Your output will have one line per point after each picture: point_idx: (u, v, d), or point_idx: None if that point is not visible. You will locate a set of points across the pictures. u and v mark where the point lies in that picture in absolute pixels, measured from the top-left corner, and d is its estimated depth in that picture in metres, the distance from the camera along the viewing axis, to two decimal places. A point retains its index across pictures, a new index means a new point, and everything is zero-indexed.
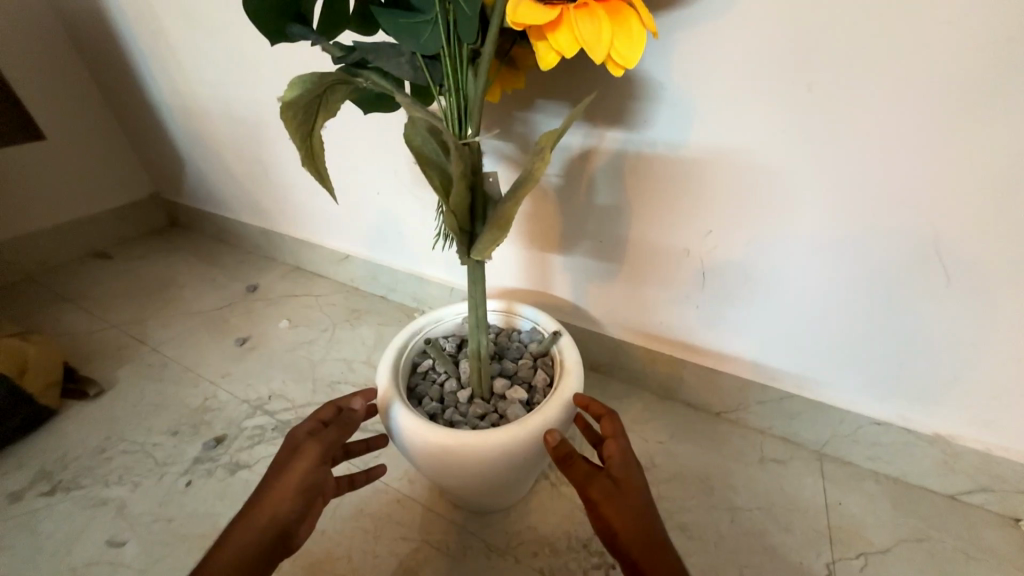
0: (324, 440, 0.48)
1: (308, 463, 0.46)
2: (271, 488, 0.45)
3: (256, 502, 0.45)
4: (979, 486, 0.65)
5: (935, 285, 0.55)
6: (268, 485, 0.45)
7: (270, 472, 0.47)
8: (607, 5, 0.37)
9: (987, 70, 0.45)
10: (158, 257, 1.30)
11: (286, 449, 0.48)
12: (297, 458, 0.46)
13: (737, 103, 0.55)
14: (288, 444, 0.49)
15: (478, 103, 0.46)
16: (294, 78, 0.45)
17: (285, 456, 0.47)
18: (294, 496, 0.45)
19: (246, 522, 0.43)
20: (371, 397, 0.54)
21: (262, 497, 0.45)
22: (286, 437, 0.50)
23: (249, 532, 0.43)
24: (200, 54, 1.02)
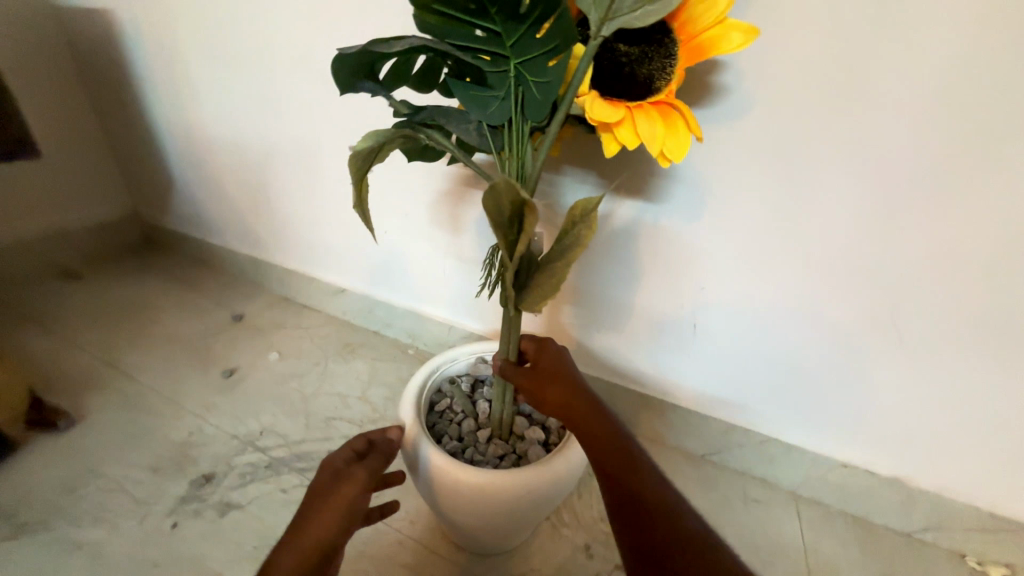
0: (368, 467, 0.51)
1: (357, 486, 0.49)
2: (321, 511, 0.47)
3: (307, 524, 0.46)
4: (931, 525, 0.73)
5: (891, 345, 0.65)
6: (315, 507, 0.47)
7: (315, 496, 0.49)
8: (661, 109, 0.44)
9: (930, 178, 0.55)
10: (134, 279, 1.25)
11: (327, 473, 0.51)
12: (345, 483, 0.49)
13: (731, 181, 0.64)
14: (327, 469, 0.51)
15: (534, 177, 0.50)
16: (368, 130, 0.48)
17: (330, 481, 0.50)
18: (343, 518, 0.47)
19: (298, 544, 0.45)
20: (403, 429, 0.56)
21: (312, 520, 0.46)
22: (323, 464, 0.52)
23: (301, 551, 0.45)
24: (214, 86, 1.04)
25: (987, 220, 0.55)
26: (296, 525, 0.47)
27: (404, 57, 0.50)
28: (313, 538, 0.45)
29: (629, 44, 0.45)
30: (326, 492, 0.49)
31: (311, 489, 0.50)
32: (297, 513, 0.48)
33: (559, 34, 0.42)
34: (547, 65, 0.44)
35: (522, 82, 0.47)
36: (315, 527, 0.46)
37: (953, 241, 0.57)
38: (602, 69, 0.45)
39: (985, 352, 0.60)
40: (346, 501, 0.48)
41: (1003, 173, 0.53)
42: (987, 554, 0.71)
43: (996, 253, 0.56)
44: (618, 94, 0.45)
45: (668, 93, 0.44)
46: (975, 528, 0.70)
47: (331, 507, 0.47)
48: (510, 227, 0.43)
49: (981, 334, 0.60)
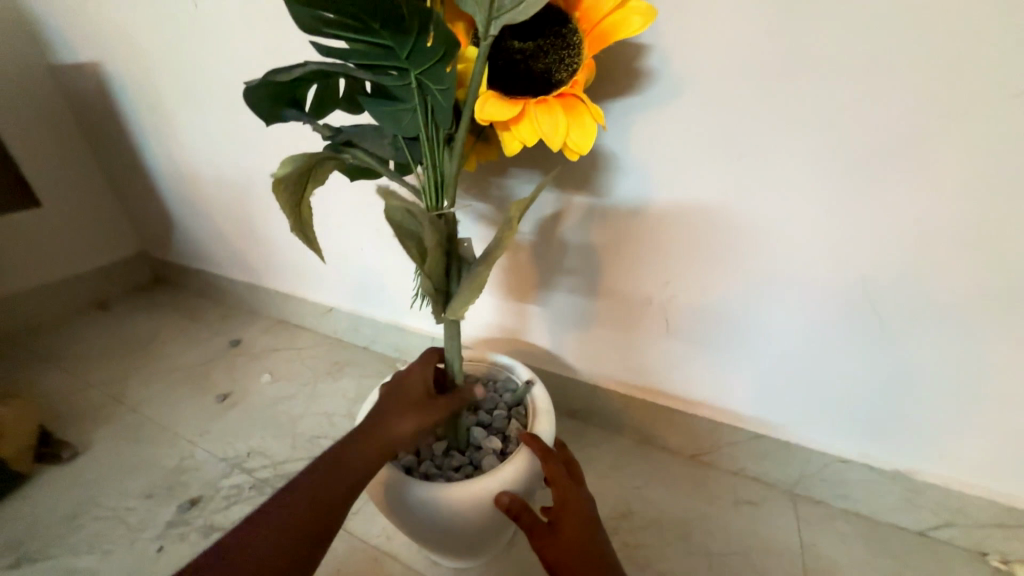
0: (440, 409, 0.55)
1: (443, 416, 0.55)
2: (414, 417, 0.53)
3: (397, 425, 0.52)
4: (944, 521, 0.66)
5: (870, 327, 0.61)
6: (408, 413, 0.53)
7: (408, 402, 0.54)
8: (563, 101, 0.44)
9: (883, 148, 0.52)
10: (142, 313, 1.32)
11: (420, 386, 0.56)
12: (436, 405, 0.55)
13: (681, 168, 0.62)
14: (420, 380, 0.57)
15: (452, 181, 0.51)
16: (286, 156, 0.49)
17: (424, 397, 0.55)
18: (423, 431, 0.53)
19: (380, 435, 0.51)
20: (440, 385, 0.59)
21: (401, 424, 0.52)
22: (416, 374, 0.57)
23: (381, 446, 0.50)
24: (195, 124, 1.09)
25: (950, 185, 0.51)
26: (383, 420, 0.52)
27: (322, 83, 0.52)
28: (397, 438, 0.51)
29: (523, 39, 0.44)
30: (418, 402, 0.54)
31: (403, 390, 0.55)
32: (386, 406, 0.53)
33: (444, 39, 0.41)
34: (444, 72, 0.44)
35: (426, 92, 0.47)
36: (406, 427, 0.52)
37: (918, 211, 0.53)
38: (499, 67, 0.45)
39: (969, 328, 0.56)
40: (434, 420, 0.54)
41: (960, 133, 0.49)
42: (1011, 550, 0.64)
43: (965, 219, 0.52)
44: (518, 91, 0.45)
45: (573, 84, 0.44)
46: (993, 521, 0.63)
47: (422, 418, 0.53)
48: (414, 238, 0.47)
49: (964, 308, 0.55)
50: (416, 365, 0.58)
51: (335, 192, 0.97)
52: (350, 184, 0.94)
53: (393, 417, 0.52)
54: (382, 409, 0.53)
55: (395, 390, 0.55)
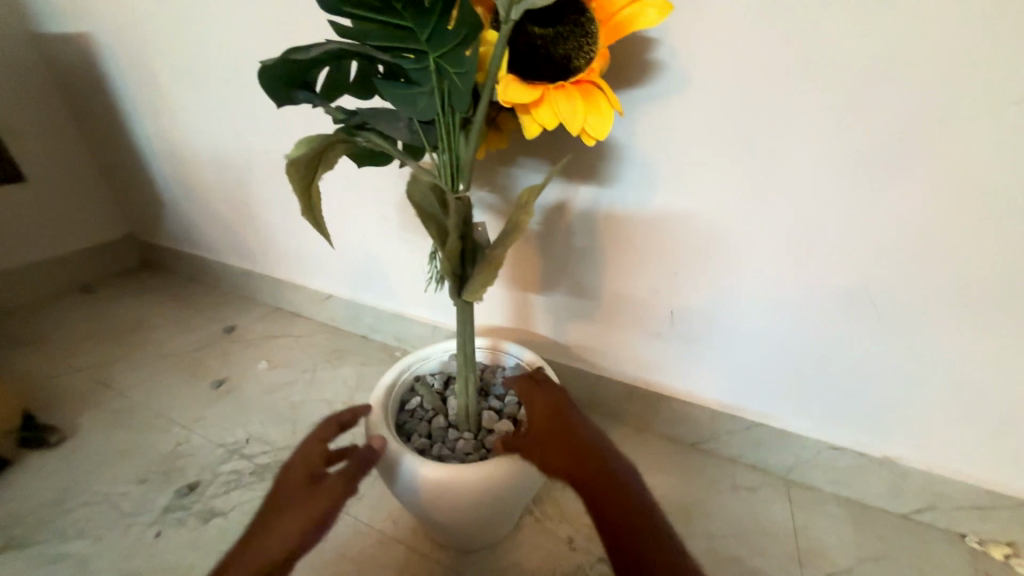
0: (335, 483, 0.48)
1: (331, 501, 0.47)
2: (293, 516, 0.46)
3: (278, 526, 0.46)
4: (927, 505, 0.70)
5: (865, 318, 0.63)
6: (288, 511, 0.46)
7: (291, 498, 0.47)
8: (581, 88, 0.45)
9: (887, 146, 0.55)
10: (129, 298, 1.28)
11: (302, 472, 0.49)
12: (318, 494, 0.47)
13: (689, 159, 0.64)
14: (302, 462, 0.50)
15: (469, 164, 0.52)
16: (301, 137, 0.49)
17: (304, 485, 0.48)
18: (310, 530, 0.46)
19: (263, 544, 0.45)
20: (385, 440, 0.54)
21: (280, 527, 0.46)
22: (300, 457, 0.51)
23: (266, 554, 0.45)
24: (191, 104, 1.06)
25: (951, 183, 0.54)
26: (266, 524, 0.46)
27: (335, 65, 0.51)
28: (273, 545, 0.45)
29: (543, 26, 0.45)
30: (299, 495, 0.48)
31: (286, 483, 0.49)
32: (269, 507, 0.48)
33: (467, 23, 0.43)
34: (464, 56, 0.45)
35: (445, 77, 0.47)
36: (289, 527, 0.46)
37: (919, 208, 0.56)
38: (519, 52, 0.45)
39: (960, 321, 0.59)
40: (319, 512, 0.47)
41: (965, 134, 0.51)
42: (987, 532, 0.68)
43: (961, 217, 0.54)
44: (538, 78, 0.45)
45: (590, 71, 0.45)
46: (974, 505, 0.67)
47: (304, 515, 0.46)
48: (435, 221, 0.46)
49: (956, 304, 0.58)
50: (304, 444, 0.52)
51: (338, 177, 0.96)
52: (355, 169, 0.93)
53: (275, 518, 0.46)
54: (265, 513, 0.48)
55: (280, 481, 0.50)
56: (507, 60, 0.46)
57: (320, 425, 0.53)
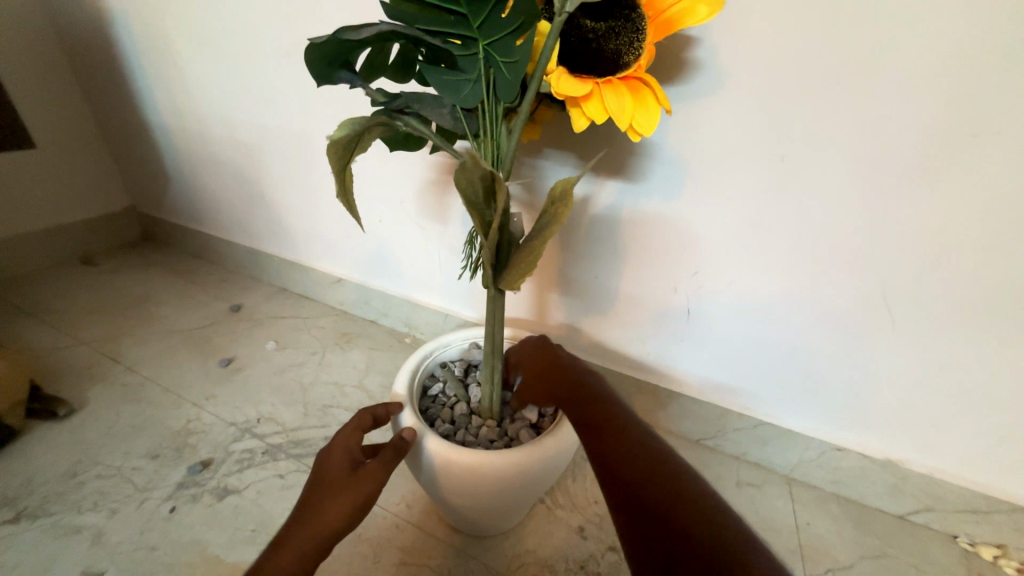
0: (381, 464, 0.48)
1: (373, 484, 0.47)
2: (339, 497, 0.45)
3: (322, 508, 0.45)
4: (924, 506, 0.73)
5: (882, 324, 0.65)
6: (332, 494, 0.46)
7: (333, 482, 0.47)
8: (629, 84, 0.45)
9: (921, 156, 0.55)
10: (133, 272, 1.26)
11: (342, 458, 0.49)
12: (360, 477, 0.47)
13: (720, 160, 0.64)
14: (341, 449, 0.50)
15: (510, 154, 0.51)
16: (344, 119, 0.49)
17: (347, 469, 0.48)
18: (354, 514, 0.45)
19: (306, 528, 0.44)
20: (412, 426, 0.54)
21: (325, 508, 0.44)
22: (338, 446, 0.50)
23: (309, 536, 0.43)
24: (206, 78, 1.04)
25: (981, 197, 0.54)
26: (308, 508, 0.45)
27: (377, 46, 0.50)
28: (316, 527, 0.43)
29: (595, 19, 0.44)
30: (340, 479, 0.47)
31: (326, 471, 0.48)
32: (309, 493, 0.46)
33: (522, 12, 0.42)
34: (514, 45, 0.45)
35: (492, 65, 0.47)
36: (334, 508, 0.45)
37: (944, 220, 0.57)
38: (570, 46, 0.45)
39: (973, 331, 0.60)
40: (363, 496, 0.46)
41: (1002, 149, 0.52)
42: (979, 534, 0.70)
43: (987, 231, 0.55)
44: (588, 72, 0.45)
45: (637, 68, 0.45)
46: (968, 508, 0.69)
47: (349, 496, 0.46)
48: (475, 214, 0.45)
49: (971, 315, 0.60)
50: (341, 434, 0.52)
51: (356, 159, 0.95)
52: (374, 152, 0.92)
53: (319, 501, 0.45)
54: (304, 500, 0.46)
55: (318, 470, 0.49)
56: (559, 52, 0.45)
57: (357, 416, 0.53)
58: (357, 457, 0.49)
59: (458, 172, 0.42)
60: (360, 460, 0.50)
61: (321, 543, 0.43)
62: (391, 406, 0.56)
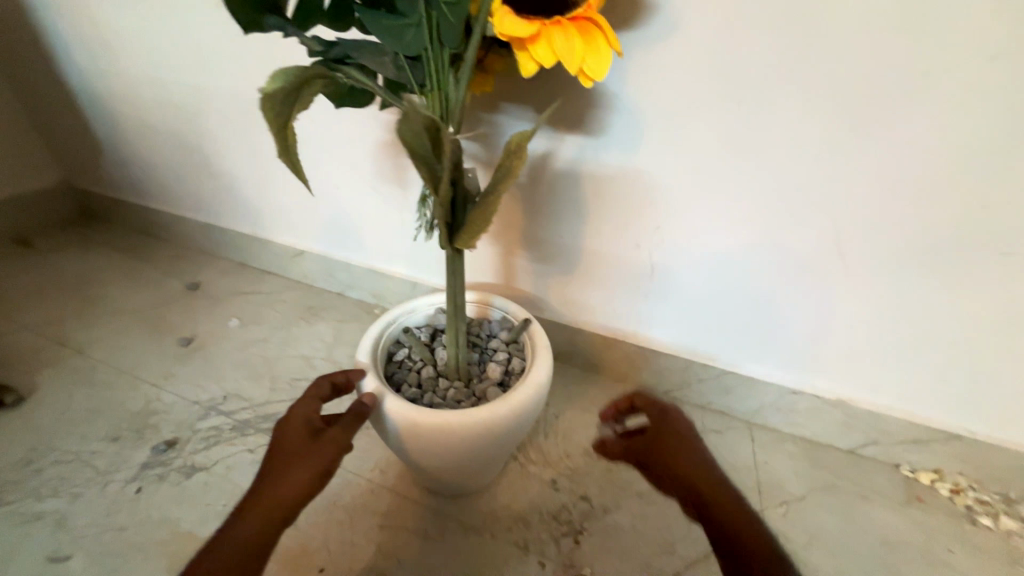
0: (341, 433, 0.49)
1: (335, 452, 0.48)
2: (300, 466, 0.46)
3: (282, 477, 0.45)
4: (870, 440, 0.78)
5: (835, 271, 0.67)
6: (292, 464, 0.46)
7: (292, 452, 0.47)
8: (578, 24, 0.43)
9: (872, 99, 0.56)
10: (76, 253, 1.18)
11: (301, 429, 0.49)
12: (320, 446, 0.47)
13: (678, 109, 0.64)
14: (298, 419, 0.50)
15: (459, 105, 0.49)
16: (275, 69, 0.45)
17: (307, 439, 0.48)
18: (316, 481, 0.46)
19: (267, 497, 0.44)
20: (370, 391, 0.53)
21: (286, 477, 0.45)
22: (296, 416, 0.50)
23: (272, 504, 0.44)
24: (133, 34, 0.95)
25: (926, 140, 0.56)
26: (269, 478, 0.45)
27: None
28: (278, 496, 0.44)
29: None
30: (300, 449, 0.47)
31: (285, 441, 0.48)
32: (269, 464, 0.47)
33: None
34: None
35: (433, 6, 0.44)
36: (295, 476, 0.45)
37: (893, 164, 0.58)
38: None
39: (917, 272, 0.63)
40: (325, 463, 0.47)
41: (945, 91, 0.53)
42: (919, 462, 0.76)
43: (931, 174, 0.57)
44: (535, 12, 0.42)
45: (587, 7, 0.42)
46: (910, 438, 0.75)
47: (310, 464, 0.46)
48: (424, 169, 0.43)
49: (915, 257, 0.62)
50: (298, 404, 0.52)
51: (307, 122, 0.90)
52: (325, 113, 0.87)
53: (279, 471, 0.46)
54: (264, 470, 0.46)
55: (276, 440, 0.49)
56: None
57: (314, 385, 0.53)
58: (315, 426, 0.50)
59: (402, 124, 0.40)
60: (319, 429, 0.50)
61: (284, 510, 0.44)
62: (351, 373, 0.55)
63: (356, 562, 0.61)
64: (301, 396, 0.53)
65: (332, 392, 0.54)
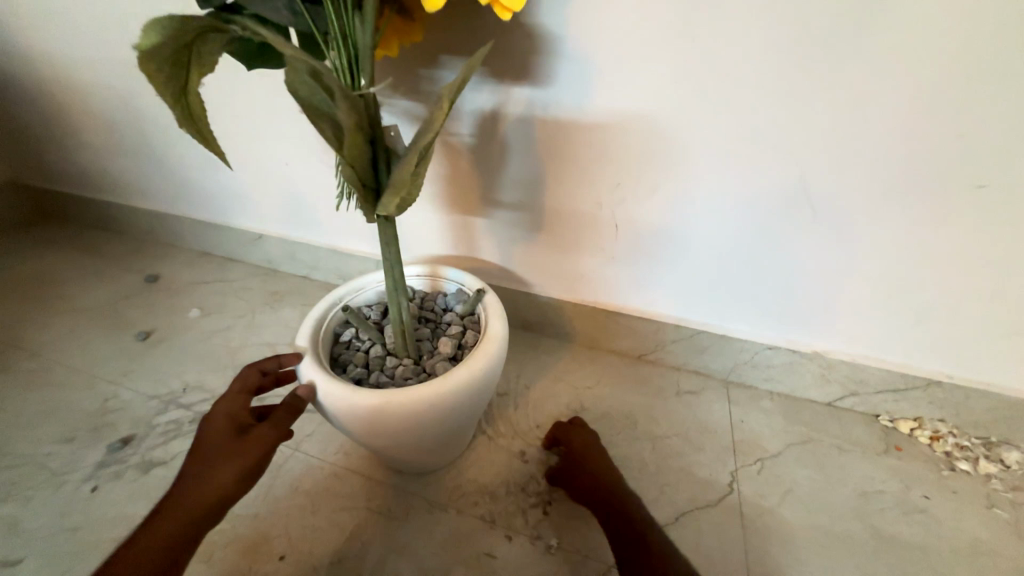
0: (271, 429, 0.48)
1: (263, 448, 0.47)
2: (224, 464, 0.45)
3: (205, 477, 0.44)
4: (848, 391, 0.75)
5: (804, 218, 0.63)
6: (214, 462, 0.45)
7: (214, 450, 0.46)
8: None
9: (835, 21, 0.50)
10: (30, 252, 1.14)
11: (226, 424, 0.48)
12: (246, 443, 0.46)
13: (627, 50, 0.58)
14: (224, 416, 0.49)
15: (369, 53, 0.44)
16: (148, 20, 0.40)
17: (232, 435, 0.47)
18: (243, 479, 0.46)
19: (189, 498, 0.43)
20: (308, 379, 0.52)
21: (209, 476, 0.44)
22: (221, 413, 0.49)
23: (193, 503, 0.43)
24: (52, 9, 0.88)
25: (894, 63, 0.51)
26: (189, 477, 0.44)
27: None
28: (203, 494, 0.44)
29: None
30: (226, 445, 0.46)
31: (207, 438, 0.47)
32: (190, 462, 0.45)
33: None
34: None
35: None
36: (218, 475, 0.44)
37: (860, 95, 0.53)
38: None
39: (890, 213, 0.59)
40: (252, 460, 0.46)
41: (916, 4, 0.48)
42: (898, 410, 0.74)
43: (902, 102, 0.52)
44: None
45: None
46: (888, 387, 0.72)
47: (235, 462, 0.45)
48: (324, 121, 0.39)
49: (887, 197, 0.58)
50: (224, 400, 0.50)
51: (244, 94, 0.84)
52: (261, 82, 0.81)
53: (201, 470, 0.44)
54: (184, 470, 0.45)
55: (199, 438, 0.48)
56: None
57: (242, 379, 0.52)
58: (242, 422, 0.49)
59: (289, 73, 0.36)
60: (247, 424, 0.49)
61: (208, 509, 0.44)
62: (284, 359, 0.54)
63: (318, 546, 0.60)
64: (228, 390, 0.52)
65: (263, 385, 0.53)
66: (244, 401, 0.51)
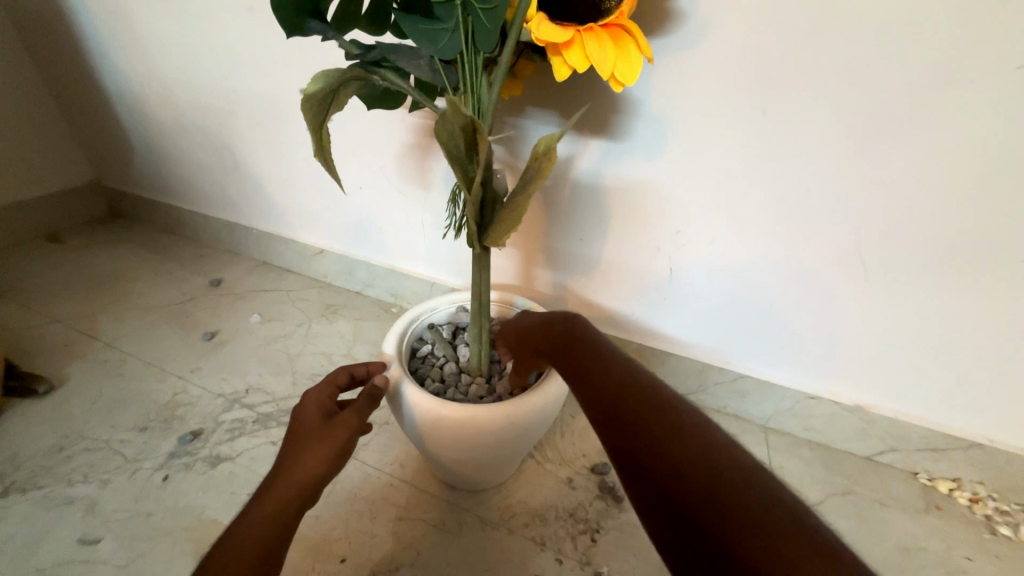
0: (356, 415, 0.51)
1: (349, 432, 0.49)
2: (318, 444, 0.47)
3: (301, 457, 0.46)
4: (888, 447, 0.77)
5: (854, 278, 0.67)
6: (307, 446, 0.47)
7: (308, 435, 0.48)
8: (610, 31, 0.44)
9: (895, 106, 0.57)
10: (104, 249, 1.22)
11: (317, 411, 0.51)
12: (335, 427, 0.49)
13: (699, 114, 0.65)
14: (314, 404, 0.52)
15: (492, 108, 0.51)
16: (316, 72, 0.46)
17: (323, 421, 0.50)
18: (334, 461, 0.48)
19: (288, 479, 0.45)
20: (387, 375, 0.56)
21: (305, 455, 0.46)
22: (310, 400, 0.52)
23: (293, 483, 0.45)
24: (168, 38, 0.99)
25: (945, 147, 0.57)
26: (287, 460, 0.47)
27: None
28: (301, 474, 0.45)
29: None
30: (318, 430, 0.49)
31: (300, 424, 0.50)
32: (285, 448, 0.48)
33: None
34: None
35: (469, 11, 0.46)
36: (312, 456, 0.46)
37: (914, 172, 0.59)
38: None
39: (939, 277, 0.63)
40: (341, 443, 0.48)
41: (971, 97, 0.54)
42: (937, 470, 0.76)
43: (953, 180, 0.58)
44: (568, 18, 0.44)
45: (620, 15, 0.44)
46: (929, 446, 0.74)
47: (328, 444, 0.48)
48: (460, 166, 0.45)
49: (936, 264, 0.63)
50: (312, 390, 0.54)
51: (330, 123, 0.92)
52: (347, 114, 0.89)
53: (298, 451, 0.47)
54: (282, 453, 0.48)
55: (292, 427, 0.50)
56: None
57: (331, 374, 0.55)
58: (330, 410, 0.52)
59: (438, 125, 0.42)
60: (333, 413, 0.52)
61: (305, 488, 0.45)
62: (372, 366, 0.57)
63: (378, 553, 0.62)
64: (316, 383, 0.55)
65: (350, 383, 0.56)
66: (331, 391, 0.54)
